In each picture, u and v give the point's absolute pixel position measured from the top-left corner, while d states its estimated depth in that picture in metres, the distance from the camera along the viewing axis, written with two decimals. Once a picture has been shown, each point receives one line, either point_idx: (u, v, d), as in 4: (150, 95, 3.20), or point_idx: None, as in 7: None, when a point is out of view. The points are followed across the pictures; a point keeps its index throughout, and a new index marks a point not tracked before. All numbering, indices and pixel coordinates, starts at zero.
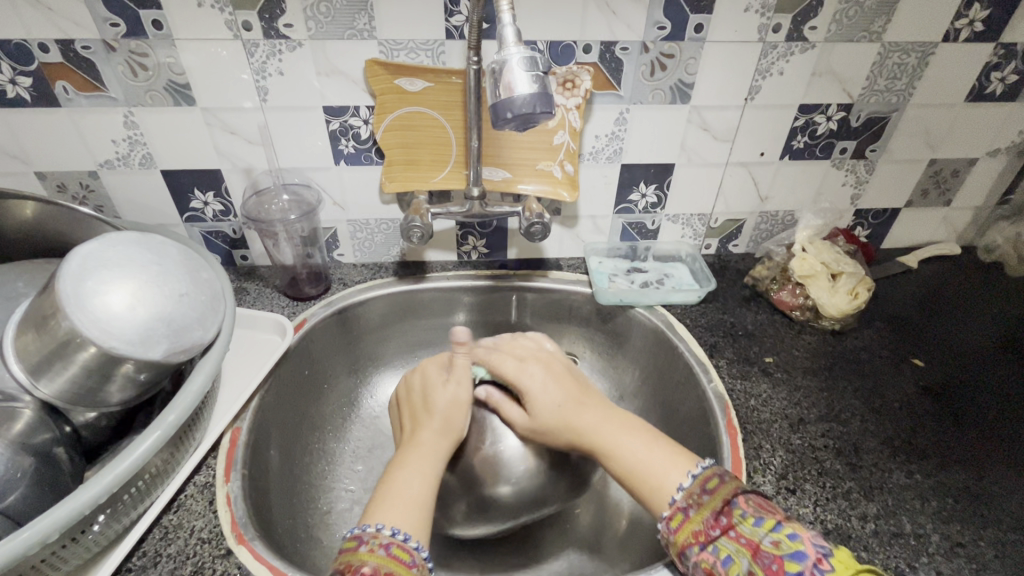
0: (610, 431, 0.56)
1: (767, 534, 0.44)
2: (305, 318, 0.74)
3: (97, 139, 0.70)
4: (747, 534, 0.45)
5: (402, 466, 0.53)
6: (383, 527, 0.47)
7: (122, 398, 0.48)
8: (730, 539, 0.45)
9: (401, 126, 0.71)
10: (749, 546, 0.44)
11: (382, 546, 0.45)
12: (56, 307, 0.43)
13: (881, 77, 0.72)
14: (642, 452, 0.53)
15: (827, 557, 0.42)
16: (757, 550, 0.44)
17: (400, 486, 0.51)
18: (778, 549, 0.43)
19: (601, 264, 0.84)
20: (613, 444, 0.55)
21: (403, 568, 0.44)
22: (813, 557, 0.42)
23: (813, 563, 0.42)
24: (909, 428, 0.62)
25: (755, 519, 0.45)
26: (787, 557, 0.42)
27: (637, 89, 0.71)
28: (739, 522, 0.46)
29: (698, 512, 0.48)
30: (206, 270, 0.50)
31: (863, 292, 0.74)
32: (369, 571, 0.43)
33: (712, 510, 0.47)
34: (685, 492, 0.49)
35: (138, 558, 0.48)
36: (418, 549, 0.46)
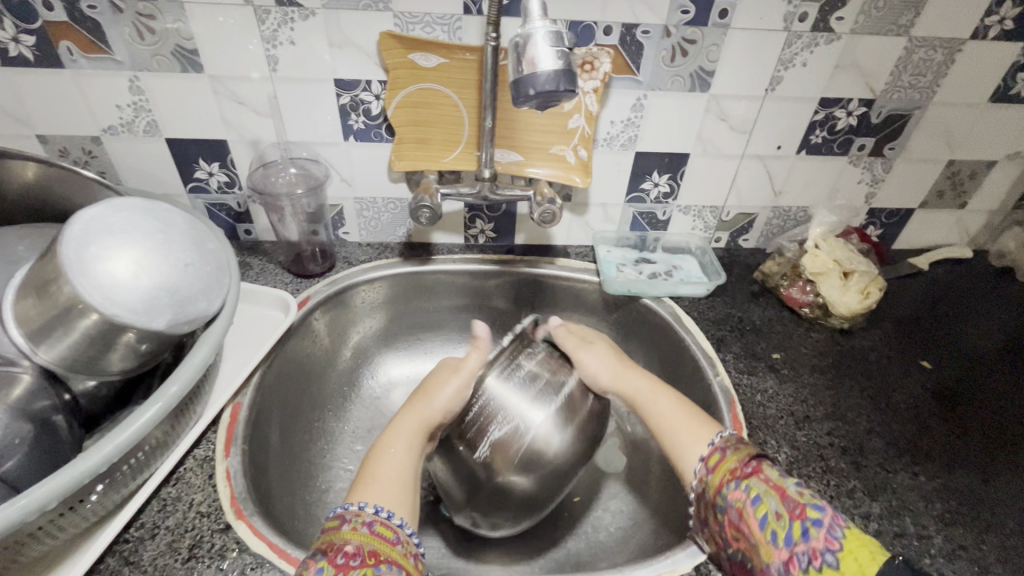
0: (654, 398, 0.58)
1: (794, 484, 0.45)
2: (308, 295, 0.73)
3: (102, 104, 0.68)
4: (776, 479, 0.45)
5: (390, 444, 0.54)
6: (366, 505, 0.47)
7: (123, 368, 0.47)
8: (761, 481, 0.46)
9: (412, 103, 0.69)
10: (777, 490, 0.45)
11: (365, 524, 0.45)
12: (58, 272, 0.42)
13: (906, 73, 0.71)
14: (671, 410, 0.56)
15: (843, 518, 0.42)
16: (785, 493, 0.44)
17: (384, 463, 0.52)
18: (802, 498, 0.44)
19: (609, 253, 0.83)
20: (650, 399, 0.58)
21: (386, 544, 0.44)
22: (831, 511, 0.42)
23: (830, 515, 0.42)
24: (916, 430, 0.62)
25: (784, 473, 0.46)
26: (810, 505, 0.43)
27: (656, 75, 0.69)
28: (769, 469, 0.47)
29: (735, 452, 0.49)
30: (211, 241, 0.49)
31: (874, 292, 0.73)
32: (354, 549, 0.42)
33: (747, 454, 0.49)
34: (723, 438, 0.51)
35: (136, 529, 0.48)
36: (402, 527, 0.46)
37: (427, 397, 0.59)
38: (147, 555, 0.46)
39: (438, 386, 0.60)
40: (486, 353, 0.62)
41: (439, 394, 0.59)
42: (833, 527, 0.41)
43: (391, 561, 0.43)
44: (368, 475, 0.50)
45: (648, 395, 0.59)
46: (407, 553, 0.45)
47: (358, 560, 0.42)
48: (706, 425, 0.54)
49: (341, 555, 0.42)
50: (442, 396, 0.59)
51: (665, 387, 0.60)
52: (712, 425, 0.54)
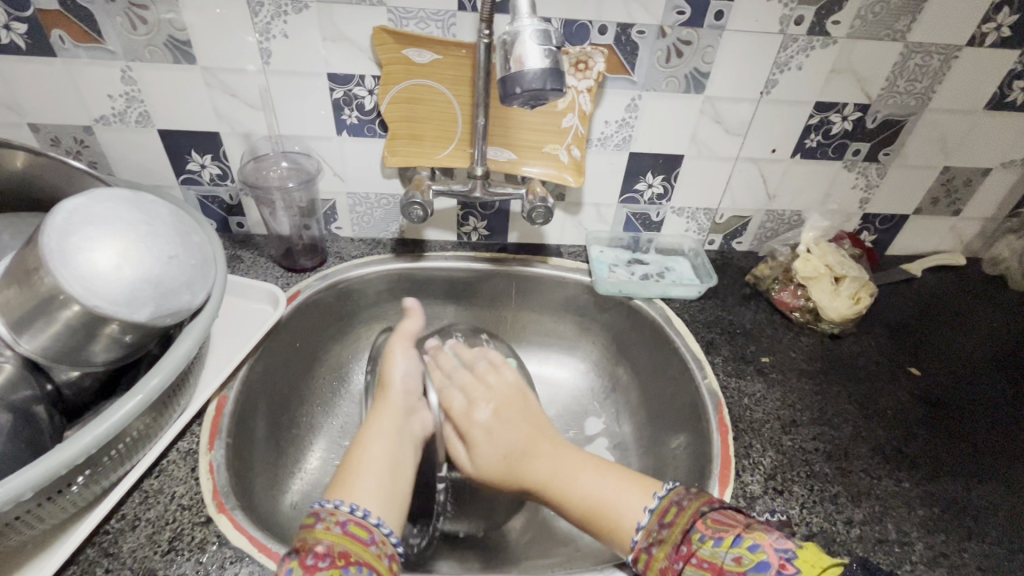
0: (564, 472, 0.55)
1: (727, 553, 0.43)
2: (299, 290, 0.73)
3: (93, 94, 0.68)
4: (710, 558, 0.44)
5: (368, 444, 0.54)
6: (341, 504, 0.47)
7: (106, 359, 0.47)
8: (695, 567, 0.44)
9: (405, 99, 0.69)
10: (713, 570, 0.43)
11: (338, 524, 0.45)
12: (39, 261, 0.41)
13: (902, 78, 0.70)
14: (595, 485, 0.53)
15: (791, 561, 0.42)
16: (722, 572, 0.43)
17: (362, 456, 0.53)
18: (741, 565, 0.43)
19: (602, 253, 0.83)
20: (571, 481, 0.54)
21: (361, 544, 0.45)
22: (774, 564, 0.42)
23: (777, 571, 0.42)
24: (901, 437, 0.62)
25: (715, 541, 0.44)
26: (752, 572, 0.42)
27: (650, 76, 0.69)
28: (701, 547, 0.45)
29: (661, 549, 0.47)
30: (197, 233, 0.49)
31: (865, 297, 0.73)
32: (323, 550, 0.43)
33: (672, 546, 0.46)
34: (644, 532, 0.48)
35: (116, 520, 0.48)
36: (376, 525, 0.47)
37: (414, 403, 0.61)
38: (126, 547, 0.46)
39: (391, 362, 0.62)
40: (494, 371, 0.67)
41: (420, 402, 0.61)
42: None
43: (363, 562, 0.43)
44: (347, 468, 0.52)
45: (552, 487, 0.55)
46: (382, 554, 0.45)
47: (327, 561, 0.42)
48: (645, 481, 0.53)
49: (310, 556, 0.42)
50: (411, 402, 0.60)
51: (580, 463, 0.56)
52: (652, 479, 0.53)
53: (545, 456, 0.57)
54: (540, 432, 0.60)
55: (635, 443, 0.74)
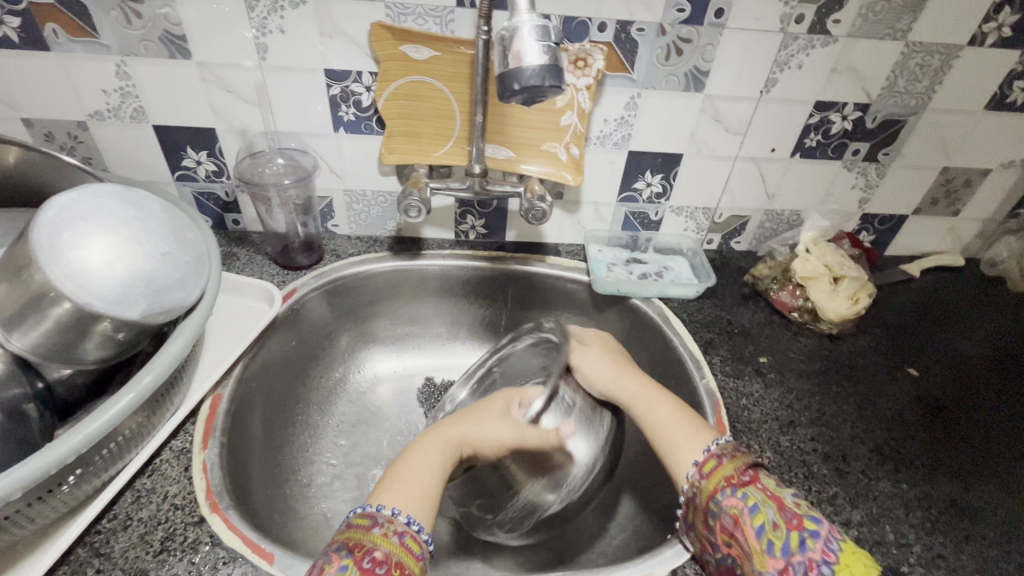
0: (646, 399, 0.59)
1: (790, 495, 0.48)
2: (295, 287, 0.73)
3: (88, 89, 0.67)
4: (774, 490, 0.48)
5: (432, 435, 0.54)
6: (399, 512, 0.46)
7: (98, 357, 0.47)
8: (758, 489, 0.48)
9: (403, 96, 0.69)
10: (775, 499, 0.47)
11: (396, 533, 0.45)
12: (30, 258, 0.41)
13: (902, 78, 0.70)
14: (670, 416, 0.56)
15: (838, 530, 0.45)
16: (782, 504, 0.46)
17: (411, 466, 0.51)
18: (800, 509, 0.46)
19: (600, 252, 0.82)
20: (647, 403, 0.58)
21: (414, 559, 0.44)
22: (828, 523, 0.45)
23: (828, 529, 0.45)
24: (900, 438, 0.62)
25: (779, 483, 0.49)
26: (808, 516, 0.46)
27: (650, 74, 0.68)
28: (767, 479, 0.49)
29: (732, 460, 0.50)
30: (191, 231, 0.48)
31: (863, 297, 0.73)
32: (382, 556, 0.42)
33: (744, 463, 0.50)
34: (721, 444, 0.52)
35: (108, 520, 0.47)
36: (428, 542, 0.46)
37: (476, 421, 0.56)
38: (118, 547, 0.46)
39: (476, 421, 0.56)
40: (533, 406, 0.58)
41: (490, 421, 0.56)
42: (830, 539, 0.44)
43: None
44: (398, 471, 0.51)
45: (644, 400, 0.59)
46: (427, 572, 0.45)
47: (384, 568, 0.42)
48: (703, 433, 0.54)
49: (368, 560, 0.42)
50: (491, 414, 0.57)
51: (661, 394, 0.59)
52: (708, 431, 0.54)
53: (632, 382, 0.61)
54: (625, 361, 0.64)
55: None
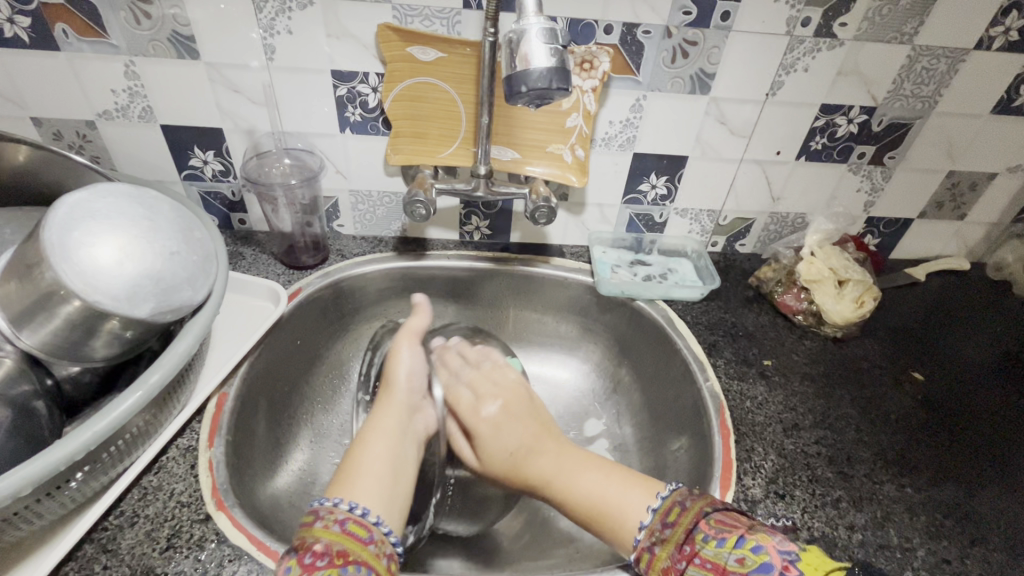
0: (568, 469, 0.55)
1: (730, 552, 0.43)
2: (300, 287, 0.73)
3: (97, 89, 0.67)
4: (712, 559, 0.43)
5: (370, 436, 0.53)
6: (340, 501, 0.46)
7: (106, 355, 0.47)
8: (697, 568, 0.44)
9: (409, 97, 0.69)
10: (716, 571, 0.43)
11: (336, 522, 0.44)
12: (41, 256, 0.41)
13: (909, 81, 0.70)
14: (597, 482, 0.53)
15: (794, 563, 0.41)
16: (724, 573, 0.42)
17: (364, 459, 0.51)
18: (743, 566, 0.42)
19: (604, 254, 0.82)
20: (569, 484, 0.54)
21: (359, 544, 0.44)
22: (777, 565, 0.41)
23: (780, 573, 0.41)
24: (904, 442, 0.61)
25: (718, 541, 0.44)
26: (754, 572, 0.41)
27: (655, 76, 0.68)
28: (704, 547, 0.45)
29: (664, 547, 0.47)
30: (198, 230, 0.49)
31: (868, 301, 0.73)
32: (321, 548, 0.42)
33: (675, 546, 0.46)
34: (647, 531, 0.48)
35: (115, 517, 0.47)
36: (376, 524, 0.46)
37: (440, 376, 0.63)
38: (125, 544, 0.46)
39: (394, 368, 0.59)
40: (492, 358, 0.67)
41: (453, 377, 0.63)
42: None
43: (361, 562, 0.43)
44: (350, 466, 0.50)
45: (560, 483, 0.55)
46: (380, 554, 0.44)
47: (325, 560, 0.42)
48: (648, 482, 0.53)
49: (309, 554, 0.42)
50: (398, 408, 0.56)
51: (576, 459, 0.56)
52: (656, 480, 0.53)
53: (546, 459, 0.56)
54: (546, 429, 0.59)
55: (635, 444, 0.74)
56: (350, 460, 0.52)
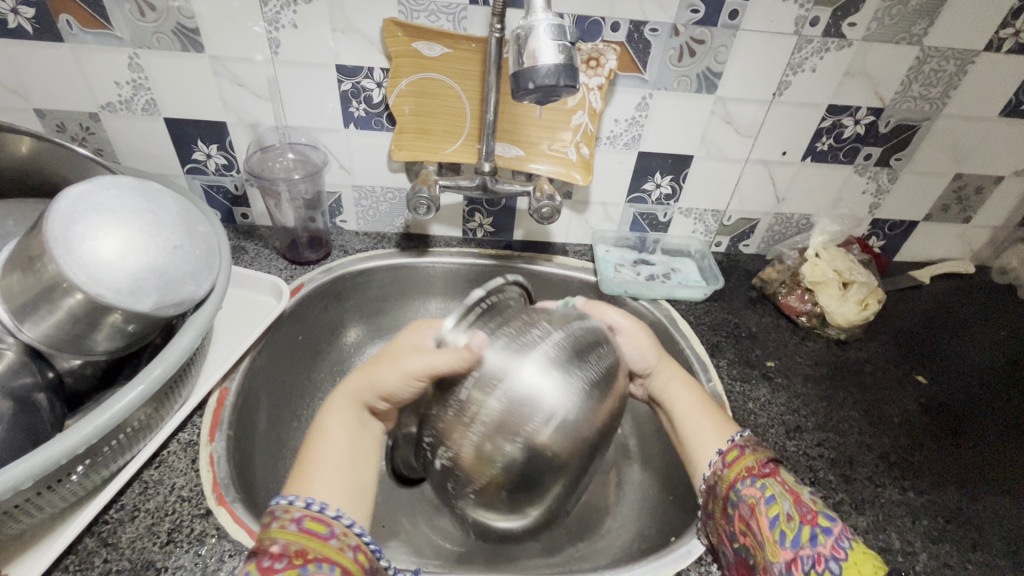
0: (677, 390, 0.56)
1: (806, 492, 0.47)
2: (302, 282, 0.73)
3: (100, 80, 0.67)
4: (792, 485, 0.47)
5: (325, 426, 0.48)
6: (296, 499, 0.43)
7: (108, 348, 0.47)
8: (776, 482, 0.47)
9: (414, 92, 0.68)
10: (792, 493, 0.46)
11: (293, 521, 0.41)
12: (44, 249, 0.41)
13: (917, 83, 0.69)
14: (690, 405, 0.55)
15: (849, 529, 0.45)
16: (799, 498, 0.46)
17: (320, 447, 0.47)
18: (814, 506, 0.45)
19: (608, 253, 0.82)
20: (670, 396, 0.56)
21: (318, 542, 0.41)
22: (841, 522, 0.45)
23: (841, 526, 0.44)
24: (907, 445, 0.61)
25: (796, 479, 0.48)
26: (822, 514, 0.45)
27: (662, 74, 0.68)
28: (785, 474, 0.48)
29: (754, 451, 0.49)
30: (201, 223, 0.48)
31: (873, 303, 0.72)
32: (279, 550, 0.40)
33: (766, 456, 0.49)
34: (744, 435, 0.51)
35: (116, 510, 0.47)
36: (336, 518, 0.42)
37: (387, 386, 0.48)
38: (125, 537, 0.46)
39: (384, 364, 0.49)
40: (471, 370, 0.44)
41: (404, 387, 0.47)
42: (843, 539, 0.43)
43: (322, 558, 0.40)
44: (305, 460, 0.46)
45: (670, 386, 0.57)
46: (344, 547, 0.41)
47: (283, 562, 0.39)
48: (726, 424, 0.53)
49: (266, 558, 0.39)
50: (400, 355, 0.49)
51: (677, 376, 0.57)
52: (729, 424, 0.53)
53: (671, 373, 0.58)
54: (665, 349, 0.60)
55: (635, 443, 0.73)
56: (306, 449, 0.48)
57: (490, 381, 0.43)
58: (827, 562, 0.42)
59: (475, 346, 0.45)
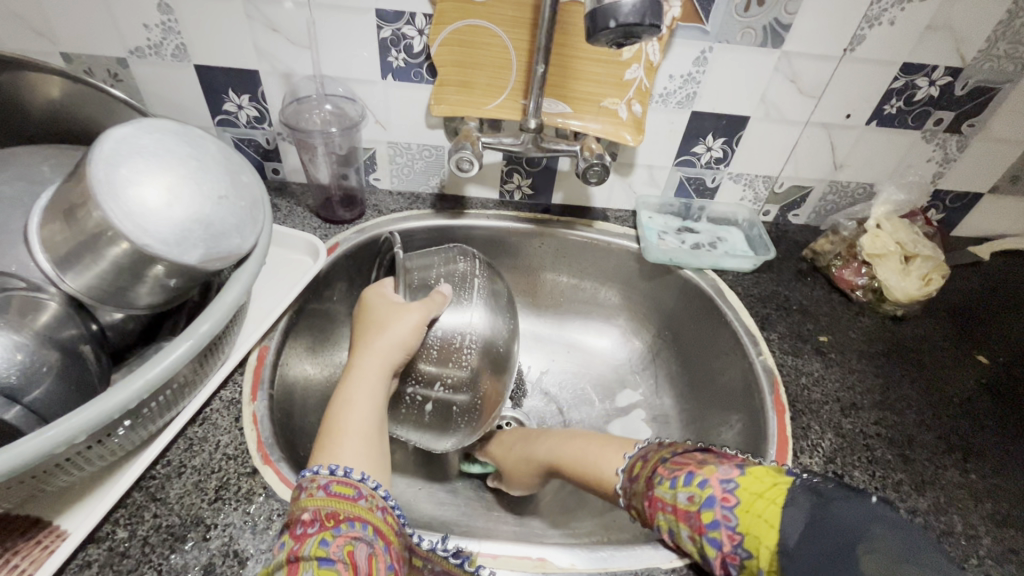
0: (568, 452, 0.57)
1: (681, 491, 0.43)
2: (338, 242, 0.71)
3: (129, 22, 0.63)
4: (670, 502, 0.44)
5: (350, 396, 0.50)
6: (324, 467, 0.44)
7: (151, 302, 0.45)
8: (661, 512, 0.45)
9: (457, 41, 0.64)
10: (676, 512, 0.43)
11: (320, 488, 0.41)
12: (87, 195, 0.39)
13: (1004, 39, 0.64)
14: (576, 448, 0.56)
15: (733, 492, 0.41)
16: (682, 512, 0.43)
17: (344, 416, 0.49)
18: (694, 503, 0.42)
19: (651, 220, 0.79)
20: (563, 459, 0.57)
21: (347, 503, 0.41)
22: (718, 498, 0.41)
23: (722, 504, 0.41)
24: (968, 427, 0.59)
25: (669, 481, 0.45)
26: (703, 509, 0.42)
27: (725, 26, 0.63)
28: (661, 489, 0.45)
29: (635, 497, 0.47)
30: (245, 173, 0.46)
31: (936, 279, 0.68)
32: (309, 517, 0.40)
33: (642, 491, 0.47)
34: (623, 487, 0.49)
35: (163, 465, 0.47)
36: (363, 481, 0.43)
37: (382, 326, 0.53)
38: (173, 493, 0.45)
39: (384, 328, 0.53)
40: (436, 305, 0.55)
41: (397, 326, 0.53)
42: (728, 516, 0.40)
43: (353, 518, 0.40)
44: (336, 428, 0.48)
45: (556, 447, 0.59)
46: (374, 507, 0.42)
47: (314, 526, 0.39)
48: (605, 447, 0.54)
49: (299, 525, 0.40)
50: (392, 318, 0.53)
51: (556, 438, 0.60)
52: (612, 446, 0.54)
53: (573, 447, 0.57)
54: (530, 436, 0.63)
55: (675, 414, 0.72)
56: (332, 419, 0.49)
57: (456, 330, 0.56)
58: (737, 554, 0.39)
59: (444, 292, 0.56)
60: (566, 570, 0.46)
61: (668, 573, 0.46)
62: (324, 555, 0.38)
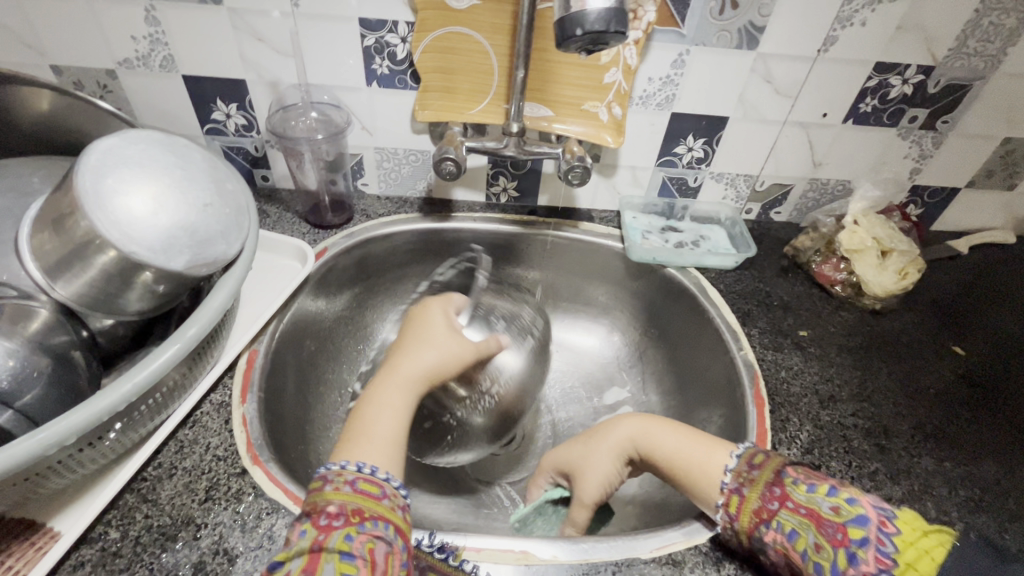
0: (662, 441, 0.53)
1: (824, 500, 0.42)
2: (326, 247, 0.72)
3: (116, 35, 0.65)
4: (807, 505, 0.42)
5: (380, 397, 0.48)
6: (348, 463, 0.44)
7: (140, 308, 0.46)
8: (790, 512, 0.43)
9: (439, 48, 0.65)
10: (811, 516, 0.42)
11: (348, 483, 0.42)
12: (74, 206, 0.40)
13: (973, 38, 0.65)
14: (677, 442, 0.52)
15: (891, 520, 0.40)
16: (820, 519, 0.41)
17: (374, 415, 0.47)
18: (839, 516, 0.41)
19: (635, 219, 0.80)
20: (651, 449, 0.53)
21: (373, 502, 0.42)
22: (875, 519, 0.40)
23: (878, 526, 0.39)
24: (943, 416, 0.60)
25: (809, 487, 0.43)
26: (850, 524, 0.40)
27: (700, 29, 0.64)
28: (796, 491, 0.44)
29: (753, 489, 0.45)
30: (230, 181, 0.47)
31: (913, 272, 0.70)
32: (336, 509, 0.41)
33: (765, 485, 0.45)
34: (733, 473, 0.47)
35: (154, 468, 0.48)
36: (388, 480, 0.44)
37: (427, 345, 0.52)
38: (164, 494, 0.46)
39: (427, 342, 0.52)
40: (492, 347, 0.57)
41: (443, 343, 0.52)
42: (884, 540, 0.39)
43: (378, 517, 0.41)
44: (364, 427, 0.46)
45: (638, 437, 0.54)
46: (396, 507, 0.43)
47: (341, 520, 0.40)
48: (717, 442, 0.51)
49: (322, 516, 0.40)
50: (437, 336, 0.53)
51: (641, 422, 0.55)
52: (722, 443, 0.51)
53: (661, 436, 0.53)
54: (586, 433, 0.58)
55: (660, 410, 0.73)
56: (360, 418, 0.47)
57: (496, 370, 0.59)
58: None
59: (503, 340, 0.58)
60: (549, 562, 0.47)
61: (648, 562, 0.47)
62: (347, 549, 0.39)
